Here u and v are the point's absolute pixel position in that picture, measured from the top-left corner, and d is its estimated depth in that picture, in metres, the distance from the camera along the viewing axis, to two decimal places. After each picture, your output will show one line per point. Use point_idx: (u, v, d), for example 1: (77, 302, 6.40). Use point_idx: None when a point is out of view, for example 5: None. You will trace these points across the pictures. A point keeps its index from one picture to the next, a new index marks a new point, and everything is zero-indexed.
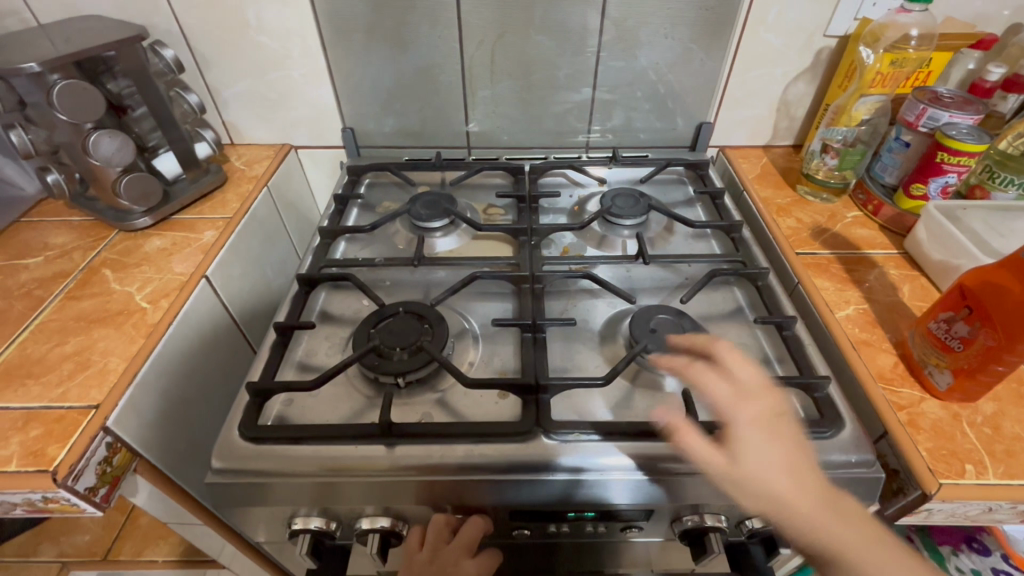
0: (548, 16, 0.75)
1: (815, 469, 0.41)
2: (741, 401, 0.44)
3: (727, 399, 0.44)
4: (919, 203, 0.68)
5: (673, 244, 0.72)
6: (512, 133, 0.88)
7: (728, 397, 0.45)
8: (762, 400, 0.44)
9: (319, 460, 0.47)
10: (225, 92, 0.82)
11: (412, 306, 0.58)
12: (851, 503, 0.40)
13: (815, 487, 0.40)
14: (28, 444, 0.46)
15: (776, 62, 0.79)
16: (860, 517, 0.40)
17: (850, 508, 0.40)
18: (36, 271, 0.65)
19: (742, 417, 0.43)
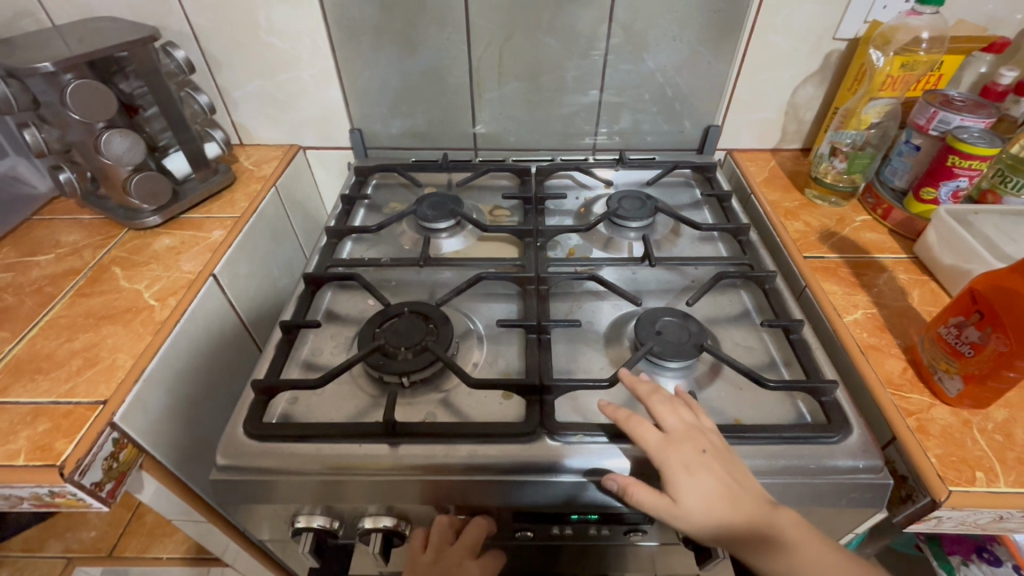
0: (556, 18, 0.75)
1: (751, 491, 0.42)
2: (674, 446, 0.43)
3: (660, 446, 0.43)
4: (929, 207, 0.67)
5: (679, 246, 0.71)
6: (519, 135, 0.88)
7: (661, 443, 0.43)
8: (689, 440, 0.43)
9: (323, 459, 0.47)
10: (235, 93, 0.83)
11: (417, 306, 0.58)
12: (789, 514, 0.42)
13: (753, 508, 0.41)
14: (36, 438, 0.47)
15: (785, 65, 0.78)
16: (799, 525, 0.41)
17: (789, 520, 0.41)
18: (47, 268, 0.65)
19: (673, 462, 0.42)
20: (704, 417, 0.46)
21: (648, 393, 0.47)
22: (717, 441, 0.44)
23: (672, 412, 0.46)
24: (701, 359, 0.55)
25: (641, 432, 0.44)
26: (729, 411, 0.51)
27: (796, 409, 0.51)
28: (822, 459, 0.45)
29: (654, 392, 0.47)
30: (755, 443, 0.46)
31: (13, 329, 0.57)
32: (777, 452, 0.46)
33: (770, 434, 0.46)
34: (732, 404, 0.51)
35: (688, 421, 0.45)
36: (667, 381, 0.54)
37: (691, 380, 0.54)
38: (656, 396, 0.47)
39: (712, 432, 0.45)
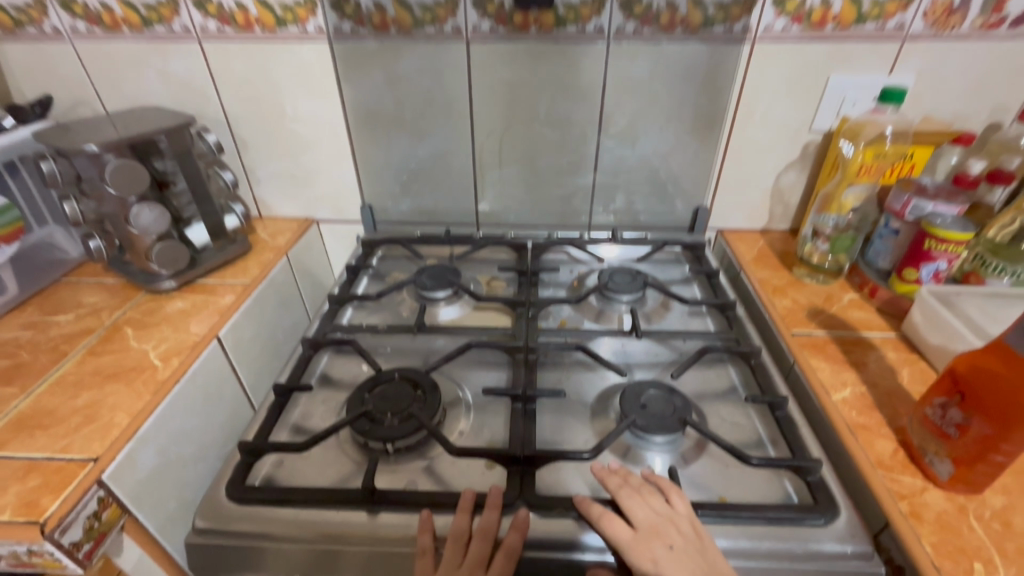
0: (551, 111, 0.82)
1: None
2: (643, 544, 0.42)
3: (629, 545, 0.42)
4: (913, 287, 0.69)
5: (669, 320, 0.73)
6: (519, 212, 0.93)
7: (630, 540, 0.42)
8: (657, 534, 0.42)
9: (299, 524, 0.46)
10: (259, 171, 0.91)
11: (407, 373, 0.60)
12: None
13: None
14: (25, 494, 0.48)
15: (767, 153, 0.84)
16: None
17: None
18: (65, 327, 0.69)
19: (643, 564, 0.41)
20: (678, 503, 0.44)
21: (618, 486, 0.46)
22: (687, 533, 0.42)
23: (642, 503, 0.44)
24: (687, 434, 0.55)
25: (609, 529, 0.43)
26: (714, 488, 0.50)
27: (783, 490, 0.50)
28: (807, 542, 0.44)
29: (624, 485, 0.46)
30: (739, 522, 0.45)
31: (23, 385, 0.60)
32: (762, 532, 0.45)
33: (753, 514, 0.45)
34: (717, 481, 0.51)
35: (658, 513, 0.43)
36: (652, 456, 0.53)
37: (676, 454, 0.53)
38: (625, 489, 0.46)
39: (684, 521, 0.43)
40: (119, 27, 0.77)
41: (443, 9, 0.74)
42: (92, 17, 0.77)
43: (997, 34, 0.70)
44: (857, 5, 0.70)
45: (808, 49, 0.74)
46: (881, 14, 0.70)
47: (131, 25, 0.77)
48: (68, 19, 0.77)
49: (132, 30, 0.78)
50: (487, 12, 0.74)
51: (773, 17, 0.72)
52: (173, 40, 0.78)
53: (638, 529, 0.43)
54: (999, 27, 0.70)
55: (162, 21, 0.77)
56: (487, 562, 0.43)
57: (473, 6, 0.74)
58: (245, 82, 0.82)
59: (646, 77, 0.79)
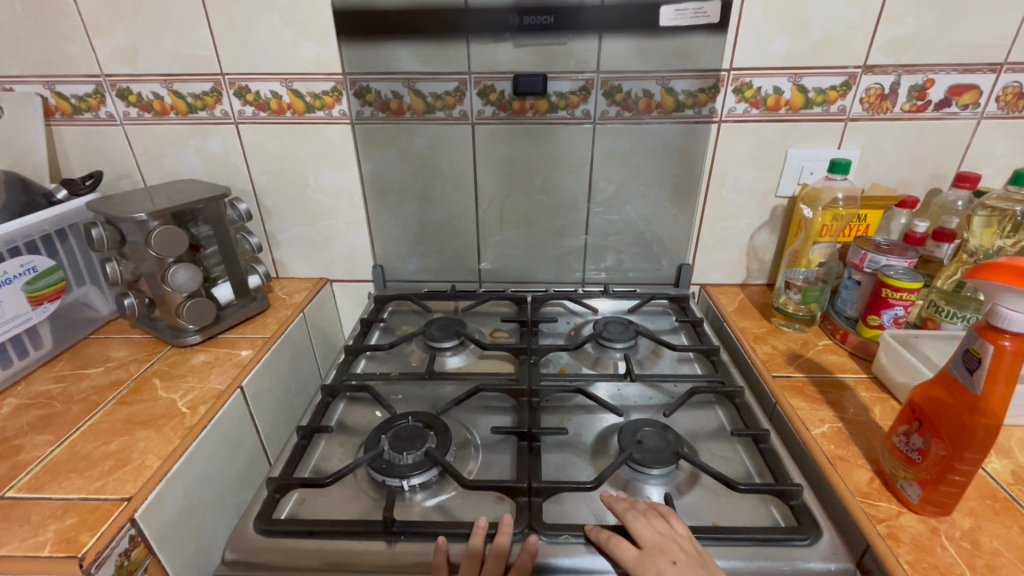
0: (546, 181, 0.93)
1: None
2: (649, 560, 0.45)
3: (636, 562, 0.45)
4: (877, 331, 0.76)
5: (660, 365, 0.79)
6: (518, 270, 1.01)
7: (637, 558, 0.46)
8: (662, 551, 0.46)
9: (323, 554, 0.50)
10: (279, 236, 0.99)
11: (421, 416, 0.65)
12: None
13: None
14: (63, 531, 0.51)
15: (740, 216, 0.94)
16: None
17: None
18: (95, 379, 0.74)
19: None
20: (679, 526, 0.48)
21: (625, 510, 0.50)
22: (689, 550, 0.46)
23: (647, 524, 0.48)
24: (681, 467, 0.60)
25: (618, 549, 0.47)
26: (707, 515, 0.54)
27: (771, 515, 0.54)
28: (793, 560, 0.48)
29: (630, 509, 0.50)
30: (729, 542, 0.49)
31: (57, 433, 0.64)
32: (752, 553, 0.49)
33: (743, 535, 0.50)
34: (709, 509, 0.55)
35: (662, 533, 0.47)
36: (650, 487, 0.57)
37: (671, 486, 0.58)
38: (631, 512, 0.50)
39: (686, 540, 0.47)
40: (167, 113, 0.88)
41: (452, 98, 0.86)
42: (144, 105, 0.88)
43: (925, 116, 0.83)
44: (804, 93, 0.83)
45: (767, 129, 0.86)
46: (825, 100, 0.83)
47: (177, 111, 0.88)
48: (122, 106, 0.88)
49: (178, 115, 0.88)
50: (490, 100, 0.86)
51: (734, 102, 0.84)
52: (213, 123, 0.89)
53: (644, 548, 0.46)
54: (926, 110, 0.82)
55: (205, 107, 0.88)
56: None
57: (477, 95, 0.86)
58: (274, 158, 0.92)
59: (628, 152, 0.90)
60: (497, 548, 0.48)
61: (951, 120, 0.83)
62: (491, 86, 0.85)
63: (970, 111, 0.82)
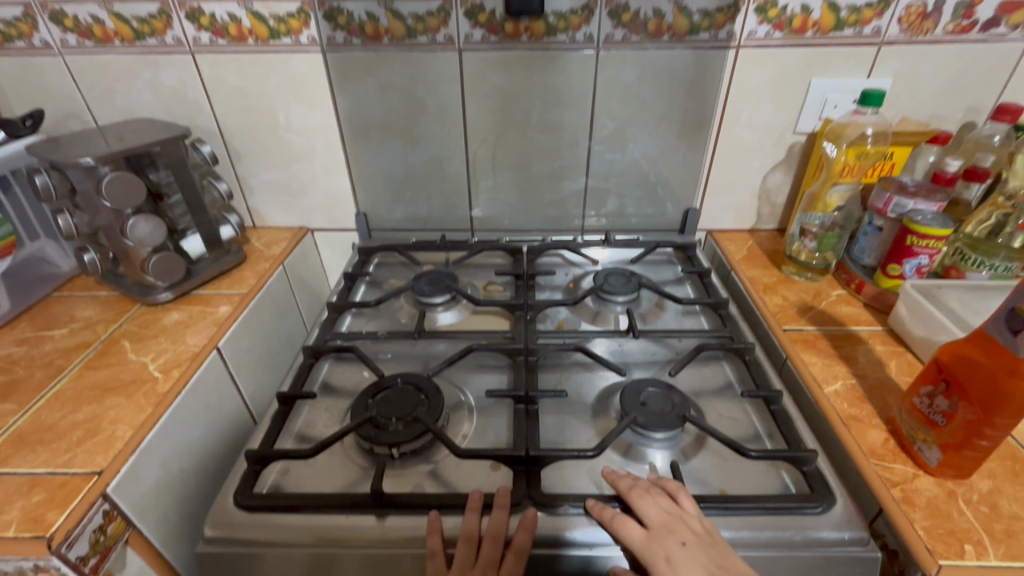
0: (543, 117, 0.84)
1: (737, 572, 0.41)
2: (656, 542, 0.43)
3: (644, 544, 0.43)
4: (897, 282, 0.71)
5: (664, 320, 0.75)
6: (513, 218, 0.94)
7: (644, 539, 0.43)
8: (670, 531, 0.43)
9: (311, 530, 0.47)
10: (252, 181, 0.91)
11: (410, 378, 0.60)
12: None
13: None
14: (29, 509, 0.47)
15: (754, 155, 0.86)
16: None
17: None
18: (60, 342, 0.69)
19: (657, 561, 0.42)
20: (686, 502, 0.46)
21: (629, 486, 0.47)
22: (698, 529, 0.43)
23: (652, 502, 0.45)
24: (686, 430, 0.57)
25: (623, 529, 0.44)
26: (715, 482, 0.52)
27: (781, 480, 0.52)
28: (805, 530, 0.46)
29: (634, 486, 0.47)
30: (739, 512, 0.47)
31: (20, 401, 0.60)
32: (762, 522, 0.46)
33: (752, 504, 0.47)
34: (716, 475, 0.52)
35: (669, 512, 0.45)
36: (654, 452, 0.55)
37: (676, 450, 0.55)
38: (635, 490, 0.47)
39: (694, 519, 0.44)
40: (110, 40, 0.77)
41: (436, 19, 0.76)
42: (83, 31, 0.77)
43: (969, 37, 0.74)
44: (836, 12, 0.73)
45: (791, 55, 0.76)
46: (859, 20, 0.73)
47: (122, 38, 0.77)
48: (58, 31, 0.77)
49: (124, 43, 0.78)
50: (479, 21, 0.75)
51: (756, 24, 0.74)
52: (165, 52, 0.78)
53: (650, 528, 0.44)
54: (971, 31, 0.73)
55: (154, 33, 0.77)
56: (501, 561, 0.44)
57: (464, 16, 0.75)
58: (239, 94, 0.82)
59: (635, 83, 0.80)
60: (492, 530, 0.45)
61: (997, 43, 0.74)
62: (480, 4, 0.74)
63: (1020, 31, 0.73)
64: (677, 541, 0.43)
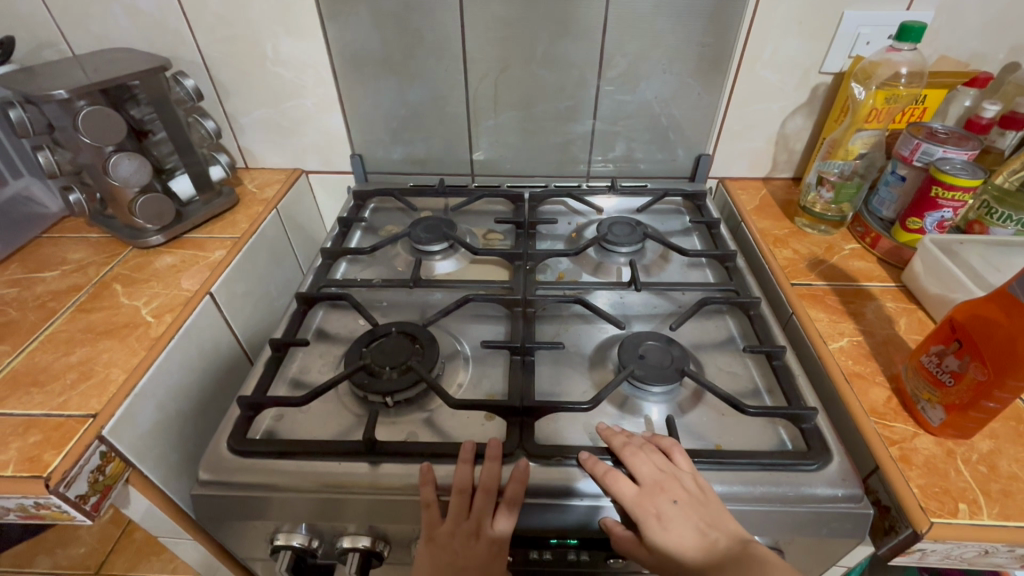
0: (549, 51, 0.78)
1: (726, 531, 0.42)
2: (648, 499, 0.43)
3: (635, 500, 0.43)
4: (916, 236, 0.67)
5: (668, 272, 0.73)
6: (516, 162, 0.90)
7: (635, 496, 0.43)
8: (662, 490, 0.43)
9: (304, 475, 0.47)
10: (242, 119, 0.87)
11: (405, 327, 0.59)
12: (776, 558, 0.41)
13: (723, 550, 0.41)
14: (26, 449, 0.48)
15: (774, 97, 0.80)
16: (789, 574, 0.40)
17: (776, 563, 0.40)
18: (51, 284, 0.68)
19: (648, 518, 0.42)
20: (680, 460, 0.45)
21: (623, 443, 0.47)
22: (691, 487, 0.44)
23: (646, 460, 0.45)
24: (684, 384, 0.56)
25: (616, 485, 0.44)
26: (710, 437, 0.51)
27: (778, 437, 0.51)
28: (799, 486, 0.45)
29: (628, 443, 0.47)
30: (733, 467, 0.47)
31: (14, 342, 0.59)
32: (756, 478, 0.46)
33: (748, 461, 0.47)
34: (713, 430, 0.52)
35: (662, 469, 0.45)
36: (650, 406, 0.54)
37: (673, 404, 0.54)
38: (629, 447, 0.47)
39: (687, 477, 0.44)
40: None
41: None
42: None
43: None
44: None
45: None
46: None
47: None
48: None
49: None
50: None
51: None
52: None
53: (642, 486, 0.44)
54: None
55: None
56: (495, 509, 0.45)
57: None
58: (221, 22, 0.76)
59: (649, 14, 0.74)
60: (486, 483, 0.45)
61: None
62: None
63: None
64: (669, 500, 0.43)
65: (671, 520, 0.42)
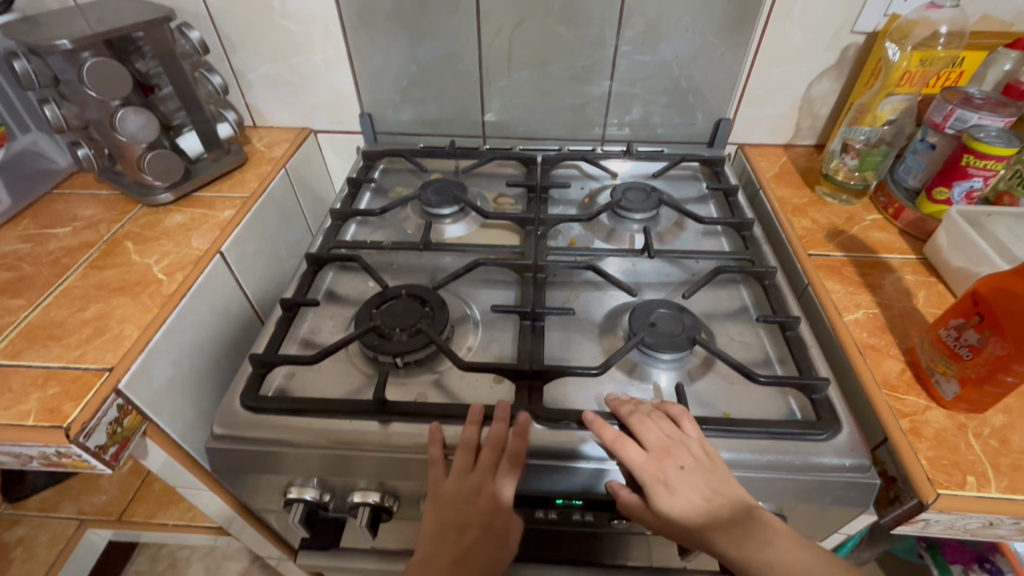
0: (566, 5, 0.74)
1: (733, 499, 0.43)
2: (655, 465, 0.44)
3: (642, 465, 0.44)
4: (941, 207, 0.65)
5: (682, 239, 0.71)
6: (529, 124, 0.88)
7: (642, 461, 0.44)
8: (669, 456, 0.44)
9: (316, 432, 0.48)
10: (249, 75, 0.85)
11: (415, 290, 0.59)
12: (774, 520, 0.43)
13: (729, 518, 0.42)
14: (46, 400, 0.49)
15: (801, 58, 0.77)
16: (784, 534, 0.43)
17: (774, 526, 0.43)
18: (64, 240, 0.68)
19: (655, 483, 0.43)
20: (687, 426, 0.45)
21: (631, 410, 0.47)
22: (698, 453, 0.44)
23: (653, 426, 0.45)
24: (694, 352, 0.56)
25: (625, 452, 0.44)
26: (719, 405, 0.51)
27: (787, 407, 0.51)
28: (807, 455, 0.45)
29: (635, 411, 0.47)
30: (741, 435, 0.47)
31: (29, 297, 0.60)
32: (763, 446, 0.46)
33: (756, 429, 0.47)
34: (722, 398, 0.52)
35: (669, 435, 0.45)
36: (659, 373, 0.54)
37: (682, 372, 0.54)
38: (636, 415, 0.47)
39: (694, 443, 0.44)
40: None
41: None
42: None
43: None
44: None
45: None
46: None
47: None
48: None
49: None
50: None
51: None
52: None
53: (649, 452, 0.44)
54: None
55: None
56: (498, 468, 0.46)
57: None
58: None
59: None
60: (491, 442, 0.46)
61: None
62: None
63: None
64: (676, 466, 0.43)
65: (677, 486, 0.43)
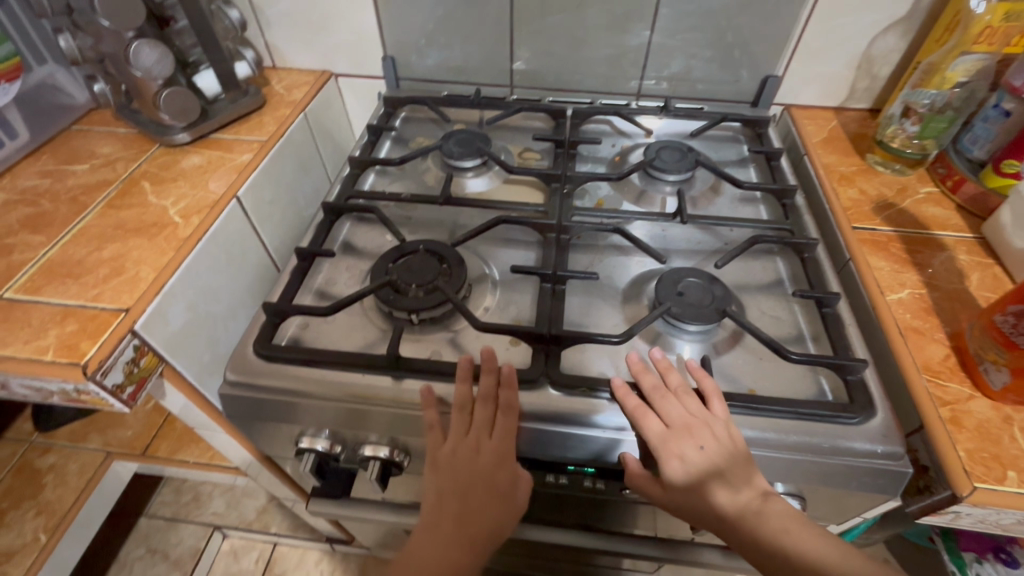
0: None
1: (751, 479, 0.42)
2: (673, 442, 0.42)
3: (660, 440, 0.42)
4: (1009, 181, 0.59)
5: (717, 206, 0.67)
6: (559, 74, 0.82)
7: (661, 436, 0.42)
8: (690, 434, 0.42)
9: (329, 383, 0.48)
10: (268, 11, 0.81)
11: (433, 245, 0.57)
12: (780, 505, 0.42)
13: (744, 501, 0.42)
14: (64, 337, 0.49)
15: (866, 8, 0.69)
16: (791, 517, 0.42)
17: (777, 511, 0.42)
18: (82, 177, 0.67)
19: (669, 459, 0.42)
20: (715, 406, 0.43)
21: (657, 382, 0.45)
22: (721, 435, 0.42)
23: (677, 404, 0.44)
24: (722, 325, 0.53)
25: (645, 425, 0.43)
26: (745, 380, 0.49)
27: (818, 387, 0.49)
28: (836, 439, 0.43)
29: (659, 385, 0.45)
30: (767, 413, 0.45)
31: (49, 234, 0.59)
32: (790, 426, 0.44)
33: (783, 408, 0.44)
34: (749, 373, 0.49)
35: (693, 413, 0.43)
36: (682, 344, 0.51)
37: (708, 344, 0.52)
38: (660, 390, 0.45)
39: (718, 424, 0.43)
40: None
41: None
42: None
43: None
44: None
45: None
46: None
47: None
48: None
49: None
50: None
51: None
52: None
53: (670, 428, 0.43)
54: None
55: None
56: (492, 425, 0.46)
57: None
58: None
59: None
60: (482, 398, 0.46)
61: None
62: None
63: None
64: (695, 445, 0.42)
65: (692, 465, 0.42)
